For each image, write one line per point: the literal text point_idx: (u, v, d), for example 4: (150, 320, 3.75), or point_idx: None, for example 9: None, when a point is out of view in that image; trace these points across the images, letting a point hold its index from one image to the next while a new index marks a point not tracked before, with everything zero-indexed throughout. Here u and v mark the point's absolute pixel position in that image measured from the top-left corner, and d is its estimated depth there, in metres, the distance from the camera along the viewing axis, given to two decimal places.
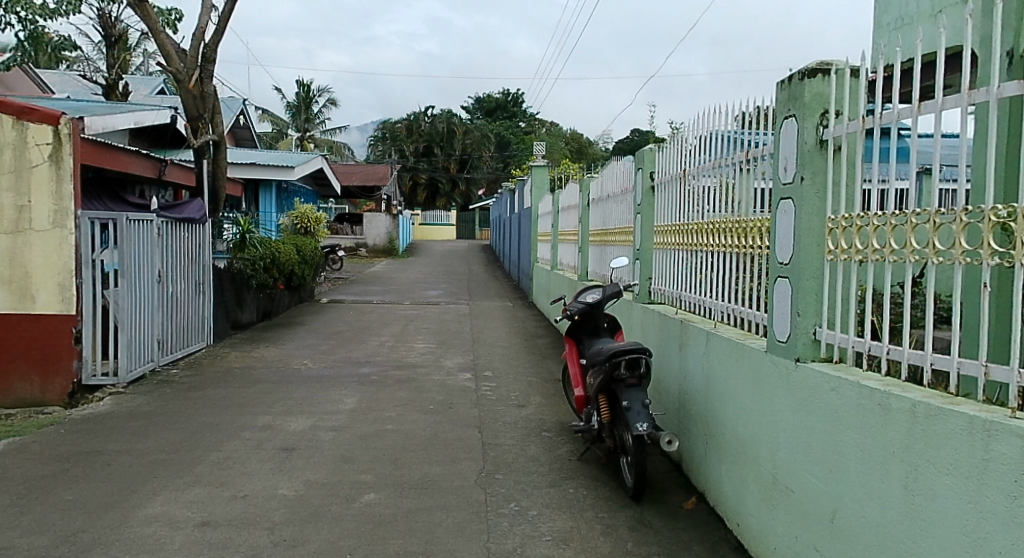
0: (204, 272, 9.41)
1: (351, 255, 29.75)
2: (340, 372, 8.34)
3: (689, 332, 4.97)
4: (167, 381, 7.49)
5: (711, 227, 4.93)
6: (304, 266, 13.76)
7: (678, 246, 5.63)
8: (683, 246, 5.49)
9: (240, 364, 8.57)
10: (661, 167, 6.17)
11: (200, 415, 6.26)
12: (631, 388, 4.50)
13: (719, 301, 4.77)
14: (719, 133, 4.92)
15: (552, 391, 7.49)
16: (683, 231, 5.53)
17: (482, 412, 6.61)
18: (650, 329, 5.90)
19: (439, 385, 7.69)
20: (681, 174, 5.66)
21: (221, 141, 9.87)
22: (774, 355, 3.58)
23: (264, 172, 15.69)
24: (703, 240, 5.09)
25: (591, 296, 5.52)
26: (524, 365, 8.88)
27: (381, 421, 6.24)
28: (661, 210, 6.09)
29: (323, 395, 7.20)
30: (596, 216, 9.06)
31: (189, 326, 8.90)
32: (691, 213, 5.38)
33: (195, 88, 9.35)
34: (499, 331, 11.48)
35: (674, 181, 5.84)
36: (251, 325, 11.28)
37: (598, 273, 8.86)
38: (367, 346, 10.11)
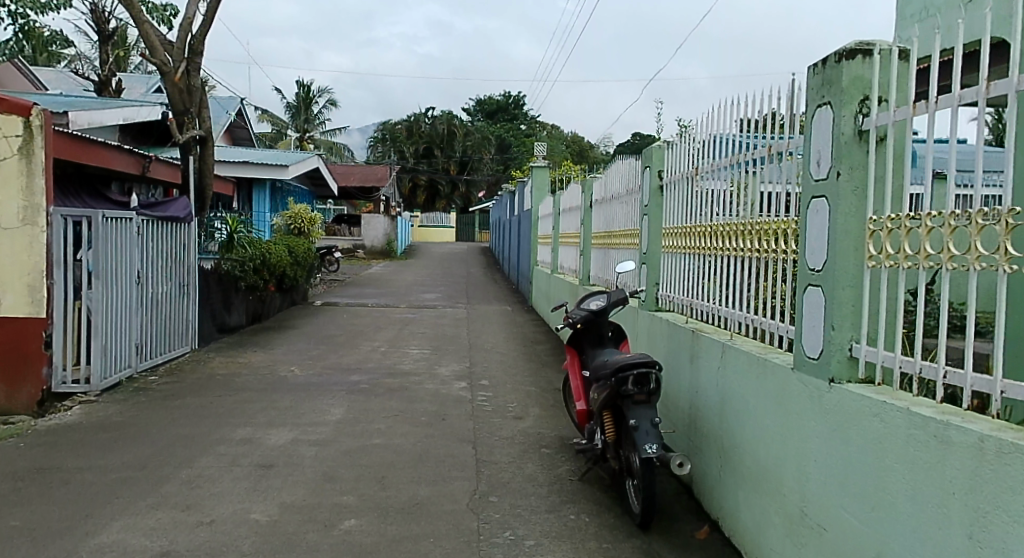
0: (189, 273, 9.01)
1: (349, 257, 29.38)
2: (329, 379, 7.95)
3: (701, 344, 4.56)
4: (144, 389, 7.08)
5: (726, 230, 4.53)
6: (296, 267, 13.33)
7: (689, 251, 5.22)
8: (696, 250, 5.07)
9: (224, 370, 8.17)
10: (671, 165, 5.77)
11: (175, 426, 5.85)
12: (638, 405, 4.08)
13: (737, 311, 4.34)
14: (736, 128, 4.50)
15: (552, 402, 7.08)
16: (694, 234, 5.11)
17: (477, 425, 6.20)
18: (658, 339, 5.49)
19: (433, 395, 7.29)
20: (691, 174, 5.26)
21: (210, 137, 9.44)
22: (805, 374, 3.17)
23: (258, 171, 15.30)
24: (718, 245, 4.67)
25: (595, 304, 5.13)
26: (522, 373, 8.49)
27: (368, 435, 5.84)
28: (670, 211, 5.68)
29: (309, 405, 6.80)
30: (600, 217, 8.60)
31: (172, 329, 8.51)
32: (703, 214, 4.96)
33: (182, 81, 8.93)
34: (497, 336, 11.08)
35: (683, 181, 5.44)
36: (238, 329, 10.90)
37: (602, 278, 8.46)
38: (359, 351, 9.71)
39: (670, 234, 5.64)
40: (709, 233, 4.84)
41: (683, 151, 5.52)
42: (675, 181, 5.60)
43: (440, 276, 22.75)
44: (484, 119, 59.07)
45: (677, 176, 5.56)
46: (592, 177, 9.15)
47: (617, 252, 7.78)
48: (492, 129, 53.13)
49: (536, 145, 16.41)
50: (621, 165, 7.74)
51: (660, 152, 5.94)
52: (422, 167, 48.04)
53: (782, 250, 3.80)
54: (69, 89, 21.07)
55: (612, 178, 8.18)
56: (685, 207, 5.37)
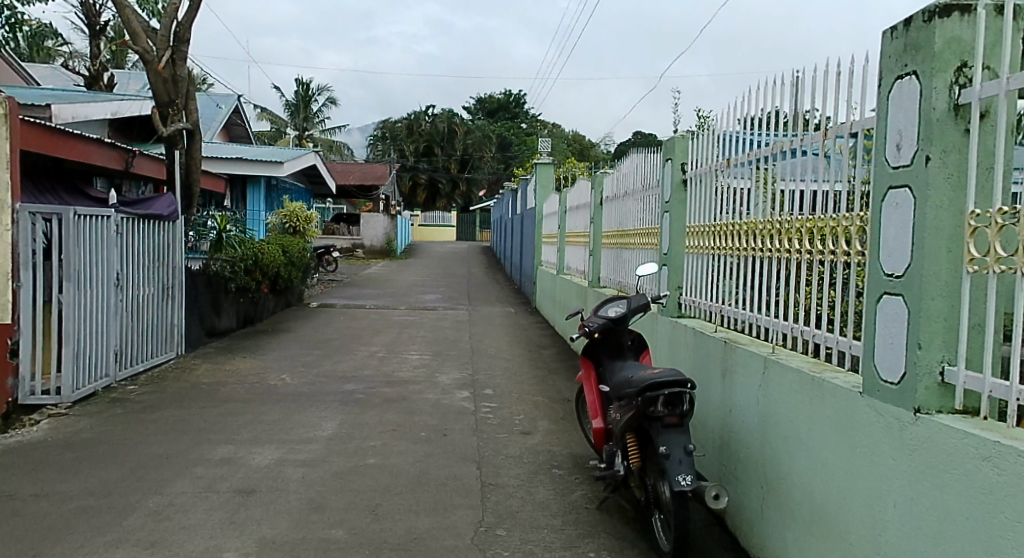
0: (174, 275, 8.50)
1: (347, 257, 28.86)
2: (322, 388, 7.42)
3: (735, 358, 4.05)
4: (121, 399, 6.55)
5: (766, 228, 3.99)
6: (290, 267, 12.80)
7: (719, 251, 4.68)
8: (726, 252, 4.53)
9: (210, 379, 7.63)
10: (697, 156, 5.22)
11: (150, 444, 5.32)
12: (669, 429, 3.54)
13: (782, 319, 3.81)
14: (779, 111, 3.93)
15: (562, 415, 6.56)
16: (725, 232, 4.58)
17: (482, 442, 5.66)
18: (683, 349, 4.97)
19: (433, 407, 6.77)
20: (721, 165, 4.71)
21: (198, 131, 8.86)
22: (880, 400, 2.64)
23: (253, 168, 14.77)
24: (756, 245, 4.13)
25: (615, 311, 4.61)
26: (528, 382, 7.98)
27: (362, 453, 5.31)
28: (695, 207, 5.15)
29: (299, 418, 6.27)
30: (613, 215, 8.03)
31: (155, 334, 8.00)
32: (736, 210, 4.44)
33: (166, 70, 8.37)
34: (500, 340, 10.56)
35: (711, 173, 4.89)
36: (228, 332, 10.39)
37: (614, 280, 7.94)
38: (355, 357, 9.19)
39: (696, 234, 5.10)
40: (743, 232, 4.30)
41: (710, 140, 4.97)
42: (701, 174, 5.05)
43: (440, 277, 22.21)
44: (484, 118, 58.57)
45: (703, 168, 5.02)
46: (602, 172, 8.60)
47: (633, 252, 7.22)
48: (493, 127, 52.57)
49: (540, 141, 15.88)
50: (638, 159, 7.16)
51: (684, 143, 5.38)
52: (422, 166, 47.50)
53: (838, 253, 3.26)
54: (59, 83, 20.40)
55: (627, 174, 7.59)
56: (713, 203, 4.82)
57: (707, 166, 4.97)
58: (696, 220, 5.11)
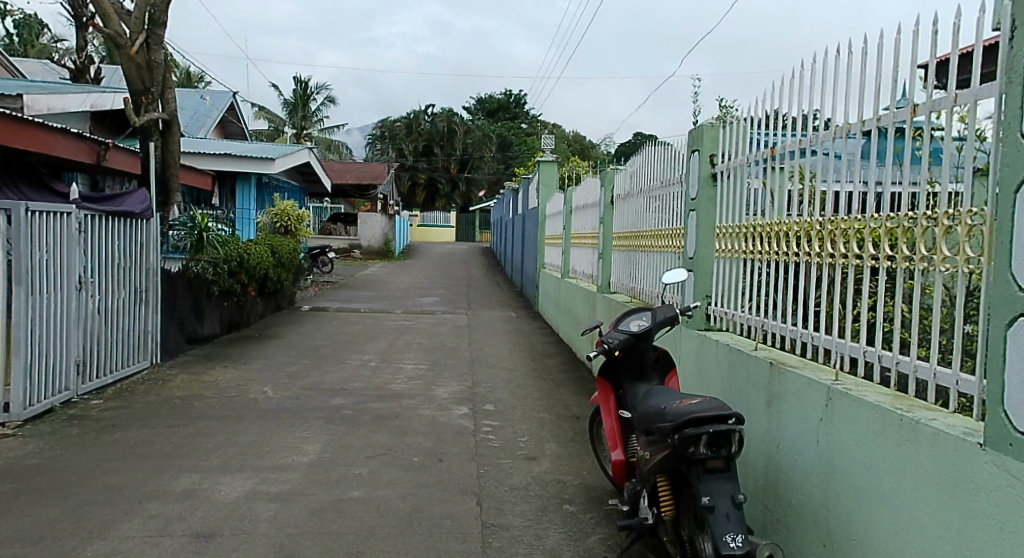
0: (148, 276, 7.82)
1: (344, 258, 28.22)
2: (308, 403, 6.77)
3: (784, 384, 3.39)
4: (81, 417, 5.89)
5: (830, 229, 3.34)
6: (279, 269, 12.12)
7: (763, 255, 4.04)
8: (773, 257, 3.91)
9: (186, 391, 6.97)
10: (731, 145, 4.56)
11: (103, 473, 4.66)
12: (712, 476, 2.88)
13: (849, 339, 3.19)
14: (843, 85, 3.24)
15: (571, 436, 5.92)
16: (770, 235, 3.95)
17: (482, 470, 5.01)
18: (711, 367, 4.35)
19: (428, 426, 6.12)
20: (765, 154, 4.07)
21: (176, 122, 8.18)
22: (1012, 459, 1.98)
23: (242, 165, 14.11)
24: (812, 250, 3.49)
25: (638, 325, 3.97)
26: (532, 396, 7.33)
27: (346, 484, 4.65)
28: (728, 206, 4.51)
29: (279, 438, 5.62)
30: (628, 215, 7.36)
31: (124, 342, 7.33)
32: (787, 208, 3.80)
33: (140, 56, 7.70)
34: (502, 348, 9.91)
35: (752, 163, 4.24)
36: (212, 339, 9.76)
37: (628, 286, 7.30)
38: (346, 366, 8.55)
39: (730, 236, 4.46)
40: (796, 234, 3.68)
41: (749, 125, 4.31)
42: (737, 167, 4.41)
43: (439, 279, 21.52)
44: (484, 118, 57.94)
45: (742, 159, 4.36)
46: (613, 169, 7.96)
47: (653, 256, 6.55)
48: (492, 127, 51.90)
49: (543, 138, 15.22)
50: (657, 154, 6.49)
51: (716, 131, 4.72)
52: (421, 166, 46.88)
53: (931, 261, 2.65)
54: (45, 75, 19.53)
55: (643, 171, 6.92)
56: (754, 199, 4.19)
57: (746, 156, 4.32)
58: (730, 219, 4.46)
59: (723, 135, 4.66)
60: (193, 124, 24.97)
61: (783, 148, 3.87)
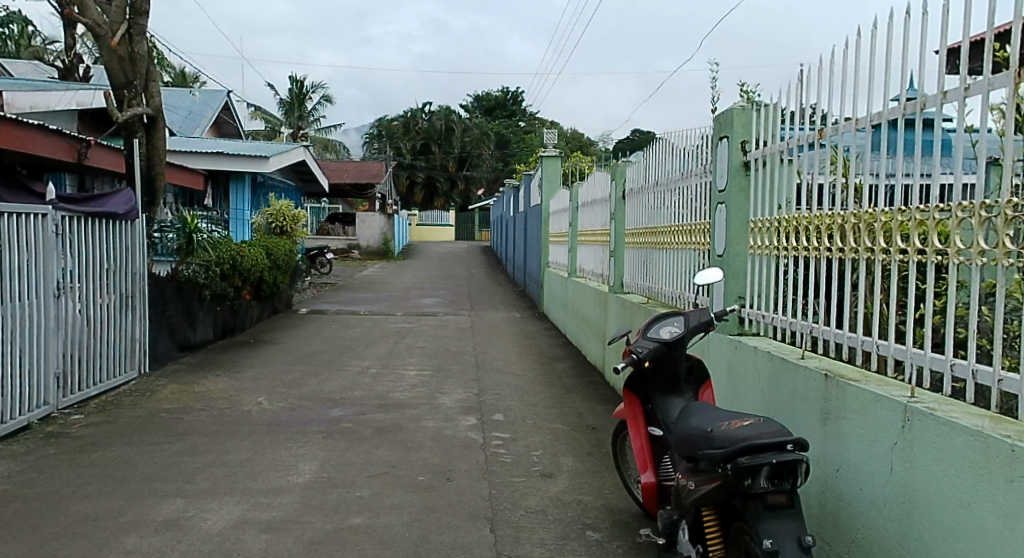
0: (134, 282, 7.39)
1: (343, 258, 27.80)
2: (305, 415, 6.35)
3: (844, 399, 2.97)
4: (59, 434, 5.46)
5: (902, 219, 2.91)
6: (275, 271, 11.68)
7: (810, 252, 3.62)
8: (823, 254, 3.48)
9: (175, 403, 6.55)
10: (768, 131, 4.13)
11: (77, 500, 4.23)
12: (772, 514, 2.47)
13: (930, 350, 2.75)
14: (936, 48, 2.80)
15: (588, 449, 5.50)
16: (821, 228, 3.51)
17: (494, 491, 4.58)
18: (748, 376, 3.93)
19: (434, 440, 5.70)
20: (812, 138, 3.62)
21: (161, 117, 7.76)
22: None
23: (235, 164, 13.67)
24: (883, 244, 3.05)
25: (670, 333, 3.55)
26: (543, 404, 6.92)
27: (345, 509, 4.23)
28: (764, 198, 4.07)
29: (273, 456, 5.19)
30: (642, 211, 6.93)
31: (110, 351, 6.92)
32: (842, 197, 3.37)
33: (122, 47, 7.31)
34: (508, 352, 9.50)
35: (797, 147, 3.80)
36: (205, 345, 9.34)
37: (643, 287, 6.87)
38: (345, 373, 8.13)
39: (766, 230, 4.04)
40: (854, 228, 3.25)
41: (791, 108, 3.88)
42: (775, 155, 3.98)
43: (439, 279, 21.11)
44: (483, 116, 57.52)
45: (781, 144, 3.93)
46: (625, 161, 7.53)
47: (671, 254, 6.12)
48: (490, 125, 51.41)
49: (545, 133, 14.79)
50: (677, 144, 6.05)
51: (749, 115, 4.29)
52: (420, 164, 46.44)
53: (993, 256, 2.44)
54: (33, 75, 18.94)
55: (660, 163, 6.49)
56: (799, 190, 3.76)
57: (786, 141, 3.89)
58: (767, 212, 4.04)
59: (757, 119, 4.23)
60: (187, 125, 24.40)
61: (833, 132, 3.43)
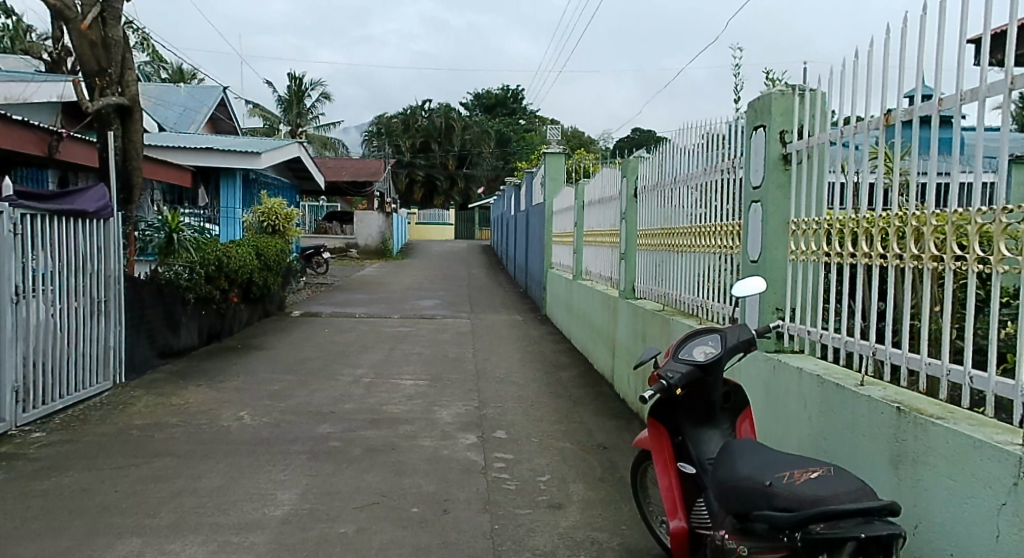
0: (108, 285, 6.83)
1: (340, 258, 27.24)
2: (289, 432, 5.82)
3: (926, 442, 2.43)
4: (15, 456, 4.93)
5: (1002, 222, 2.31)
6: (265, 272, 11.13)
7: (872, 260, 3.01)
8: (892, 262, 2.87)
9: (149, 418, 6.01)
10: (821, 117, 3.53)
11: (19, 540, 3.70)
12: None
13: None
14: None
15: (600, 475, 4.96)
16: (888, 231, 2.91)
17: (497, 527, 4.05)
18: (793, 402, 3.39)
19: (430, 462, 5.17)
20: (877, 123, 3.01)
21: (137, 106, 7.18)
22: None
23: (225, 160, 13.13)
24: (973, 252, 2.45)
25: (705, 354, 3.03)
26: (548, 420, 6.38)
27: (326, 551, 3.69)
28: (813, 197, 3.51)
29: (249, 482, 4.65)
30: (656, 210, 6.38)
31: (80, 360, 6.38)
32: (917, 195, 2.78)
33: (94, 32, 6.77)
34: (510, 359, 8.96)
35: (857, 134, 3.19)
36: (190, 352, 8.81)
37: (658, 293, 6.31)
38: (336, 383, 7.60)
39: (816, 233, 3.46)
40: (935, 231, 2.63)
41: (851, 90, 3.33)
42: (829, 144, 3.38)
43: (439, 279, 20.57)
44: (484, 113, 56.99)
45: (834, 131, 3.33)
46: (637, 156, 6.98)
47: (691, 258, 5.57)
48: (491, 123, 50.86)
49: (549, 130, 14.27)
50: (697, 137, 5.49)
51: (797, 98, 3.69)
52: (420, 162, 45.89)
53: None
54: (21, 68, 18.38)
55: (677, 158, 5.94)
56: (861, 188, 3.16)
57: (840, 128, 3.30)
58: (818, 211, 3.46)
59: (804, 105, 3.65)
60: (181, 121, 23.82)
61: (907, 115, 2.84)
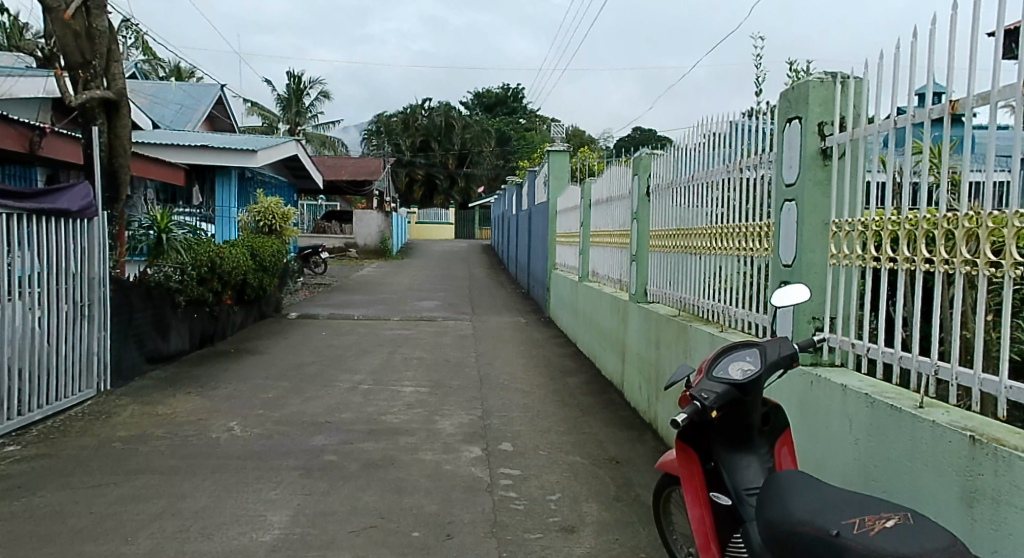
0: (92, 288, 6.48)
1: (339, 257, 26.91)
2: (282, 444, 5.50)
3: (1008, 478, 2.11)
4: None
5: None
6: (260, 273, 10.77)
7: (933, 266, 2.68)
8: (961, 268, 2.52)
9: (134, 429, 5.68)
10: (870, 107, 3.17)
11: None
12: None
13: None
14: None
15: (614, 493, 4.63)
16: (955, 233, 2.56)
17: (505, 554, 3.72)
18: (834, 420, 3.07)
19: (432, 479, 4.84)
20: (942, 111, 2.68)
21: (124, 100, 6.84)
22: None
23: (220, 158, 12.82)
24: None
25: (742, 372, 2.69)
26: (555, 430, 6.06)
27: None
28: (857, 197, 3.18)
29: (237, 502, 4.32)
30: (671, 210, 6.02)
31: (62, 367, 6.06)
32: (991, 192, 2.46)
33: (78, 22, 6.44)
34: (514, 364, 8.64)
35: (917, 125, 2.84)
36: (181, 356, 8.48)
37: (672, 297, 6.00)
38: (333, 390, 7.27)
39: (864, 236, 3.11)
40: (1022, 233, 2.30)
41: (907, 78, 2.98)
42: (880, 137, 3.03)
43: (439, 280, 20.25)
44: (484, 112, 56.67)
45: (886, 121, 2.99)
46: (649, 153, 6.68)
47: (709, 260, 5.22)
48: (491, 122, 50.51)
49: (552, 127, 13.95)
50: (716, 132, 5.15)
51: (839, 87, 3.34)
52: (419, 161, 45.57)
53: None
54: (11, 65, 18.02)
55: (695, 155, 5.60)
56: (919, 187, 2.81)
57: (893, 116, 2.96)
58: (866, 212, 3.11)
59: (848, 94, 3.30)
60: (178, 119, 23.43)
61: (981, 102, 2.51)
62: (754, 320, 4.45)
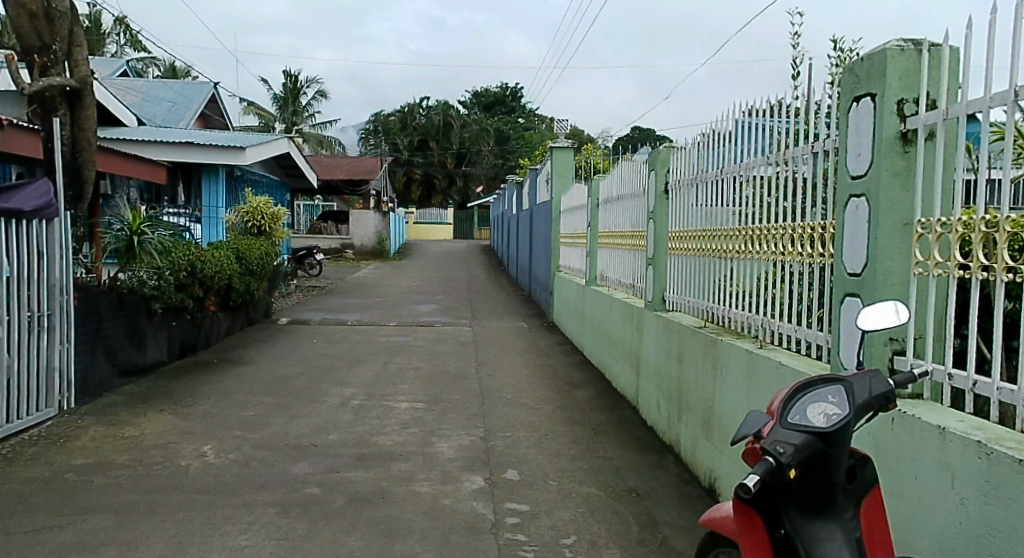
0: (51, 297, 5.84)
1: (335, 259, 26.27)
2: (260, 473, 4.87)
3: None
4: None
5: None
6: (247, 277, 10.14)
7: None
8: None
9: (94, 456, 5.04)
10: (970, 78, 2.54)
11: None
12: None
13: None
14: None
15: (638, 537, 4.00)
16: None
17: None
18: (929, 470, 2.44)
19: (428, 518, 4.21)
20: None
21: (89, 88, 6.23)
22: None
23: (208, 155, 12.21)
24: None
25: (826, 417, 2.07)
26: (565, 455, 5.44)
27: None
28: (954, 190, 2.54)
29: (200, 551, 3.69)
30: (695, 208, 5.39)
31: (15, 386, 5.42)
32: None
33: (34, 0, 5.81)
34: (517, 376, 8.02)
35: None
36: (158, 368, 7.87)
37: (695, 305, 5.37)
38: (320, 407, 6.65)
39: (965, 240, 2.46)
40: None
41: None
42: (984, 114, 2.39)
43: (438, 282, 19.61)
44: (483, 112, 56.07)
45: (1003, 94, 2.30)
46: (668, 146, 6.05)
47: (742, 265, 4.58)
48: (490, 122, 49.89)
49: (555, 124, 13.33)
50: (750, 119, 4.52)
51: (925, 54, 2.71)
52: (417, 161, 44.98)
53: None
54: None
55: (723, 147, 4.96)
56: None
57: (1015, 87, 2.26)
58: (966, 210, 2.46)
59: (939, 64, 2.66)
60: (170, 117, 22.72)
61: None
62: (801, 336, 3.82)
